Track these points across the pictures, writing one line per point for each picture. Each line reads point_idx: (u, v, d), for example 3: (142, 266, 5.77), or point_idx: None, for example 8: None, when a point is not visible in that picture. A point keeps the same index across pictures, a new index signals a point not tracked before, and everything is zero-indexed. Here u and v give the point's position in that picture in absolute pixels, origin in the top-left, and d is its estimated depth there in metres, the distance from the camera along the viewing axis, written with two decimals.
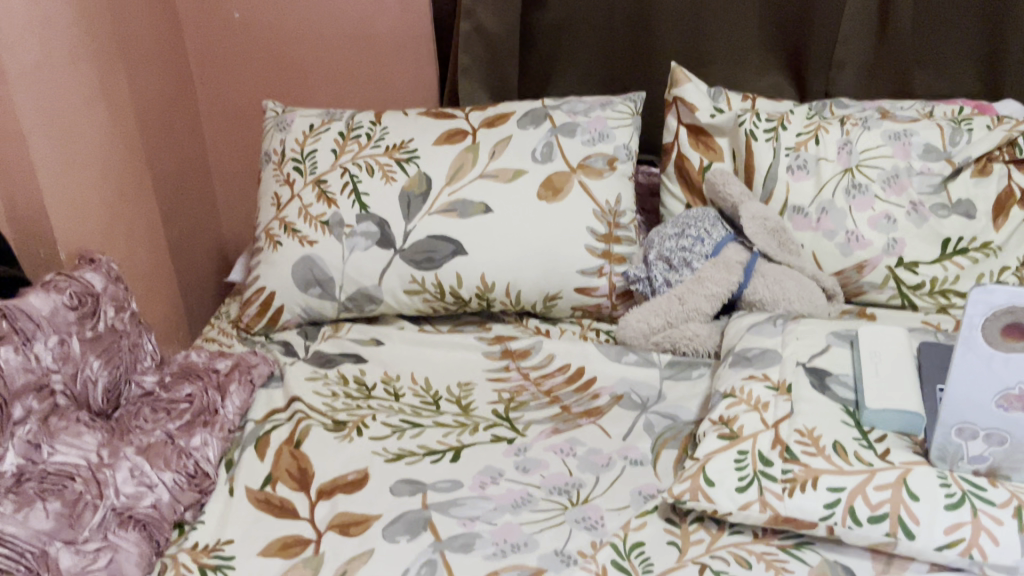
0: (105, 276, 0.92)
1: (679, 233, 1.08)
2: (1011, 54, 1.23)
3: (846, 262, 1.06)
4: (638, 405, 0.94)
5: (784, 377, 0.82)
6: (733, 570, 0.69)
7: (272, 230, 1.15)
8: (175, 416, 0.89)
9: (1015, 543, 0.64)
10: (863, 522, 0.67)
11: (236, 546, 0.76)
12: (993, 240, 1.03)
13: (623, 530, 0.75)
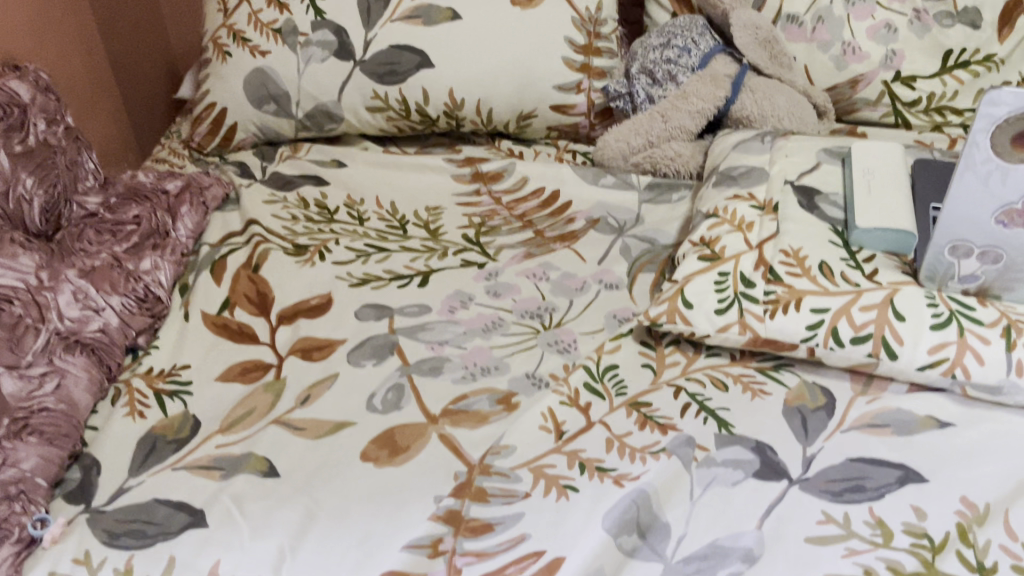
0: (33, 86, 0.84)
1: (665, 44, 1.00)
2: None
3: (840, 76, 0.99)
4: (615, 229, 0.89)
5: (771, 196, 0.77)
6: (709, 392, 0.67)
7: (220, 40, 1.06)
8: (122, 239, 0.83)
9: (1000, 363, 0.62)
10: (845, 344, 0.65)
11: (192, 372, 0.72)
12: (996, 52, 0.96)
13: (597, 354, 0.72)
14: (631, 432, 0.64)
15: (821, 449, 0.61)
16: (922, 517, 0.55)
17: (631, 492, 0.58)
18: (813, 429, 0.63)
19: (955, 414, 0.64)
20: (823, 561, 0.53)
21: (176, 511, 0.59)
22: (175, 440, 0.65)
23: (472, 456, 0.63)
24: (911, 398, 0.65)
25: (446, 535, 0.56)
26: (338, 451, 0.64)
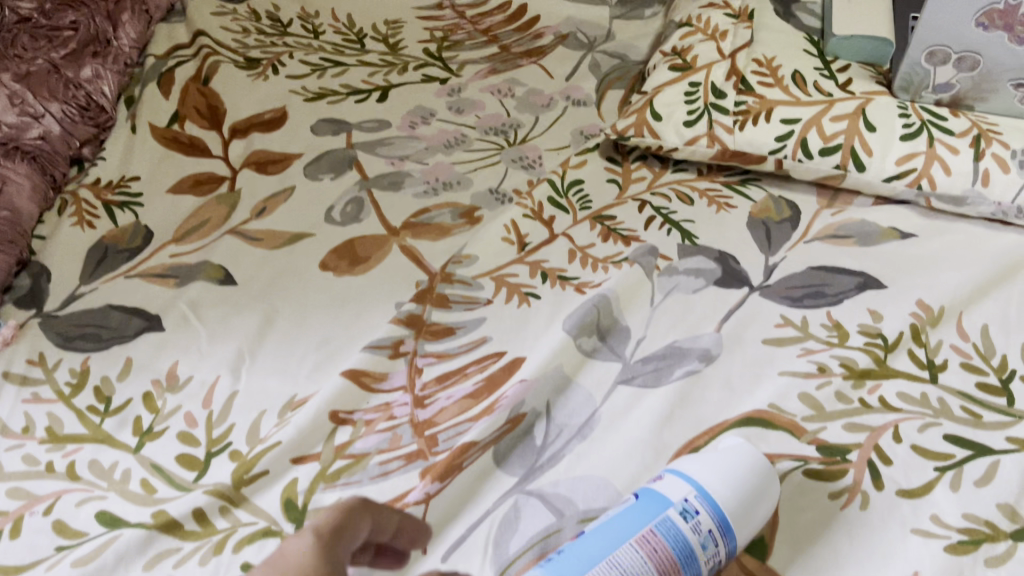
0: None
1: None
2: None
3: None
4: (585, 45, 0.85)
5: (747, 5, 0.74)
6: (674, 206, 0.66)
7: None
8: (59, 45, 0.78)
9: (967, 172, 0.61)
10: (814, 156, 0.64)
11: (143, 183, 0.69)
12: None
13: (562, 169, 0.70)
14: (594, 244, 0.63)
15: (784, 259, 0.61)
16: (878, 319, 0.56)
17: (592, 297, 0.58)
18: (776, 240, 0.63)
19: (917, 226, 0.64)
20: (779, 360, 0.54)
21: (131, 316, 0.58)
22: (127, 249, 0.63)
23: (432, 265, 0.62)
24: (876, 211, 0.65)
25: (407, 338, 0.56)
26: (296, 260, 0.62)
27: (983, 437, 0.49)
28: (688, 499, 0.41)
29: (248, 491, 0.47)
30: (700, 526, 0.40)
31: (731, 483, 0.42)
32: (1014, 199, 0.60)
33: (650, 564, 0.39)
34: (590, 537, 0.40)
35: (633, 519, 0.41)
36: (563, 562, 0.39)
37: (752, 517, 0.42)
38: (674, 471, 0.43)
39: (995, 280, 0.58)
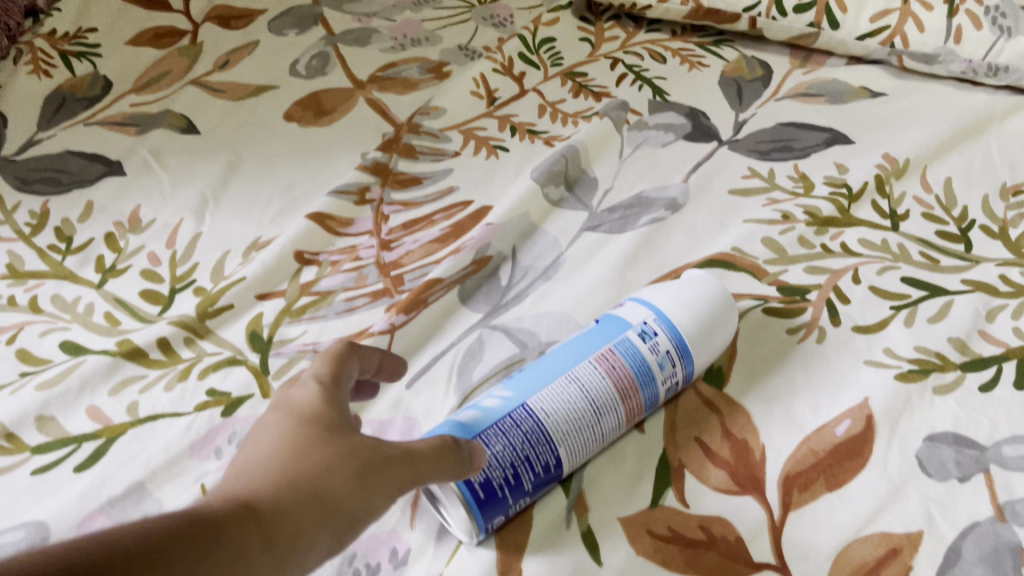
0: None
1: None
2: None
3: None
4: None
5: None
6: (647, 65, 0.66)
7: None
8: None
9: (939, 29, 0.61)
10: (788, 13, 0.64)
11: (101, 35, 0.67)
12: None
13: (534, 25, 0.69)
14: (565, 100, 0.62)
15: (754, 116, 0.61)
16: (844, 172, 0.56)
17: (562, 147, 0.58)
18: (748, 98, 0.63)
19: (888, 86, 0.63)
20: (744, 208, 0.54)
21: (91, 161, 0.57)
22: (86, 99, 0.62)
23: (398, 117, 0.61)
24: (847, 71, 0.65)
25: (373, 185, 0.55)
26: (260, 111, 0.61)
27: (939, 280, 0.49)
28: (647, 322, 0.42)
29: (213, 324, 0.47)
30: (657, 346, 0.41)
31: (690, 306, 0.42)
32: (984, 55, 0.60)
33: (607, 379, 0.40)
34: (550, 357, 0.41)
35: (592, 340, 0.42)
36: (523, 377, 0.40)
37: (711, 340, 0.43)
38: (635, 299, 0.44)
39: (961, 135, 0.58)
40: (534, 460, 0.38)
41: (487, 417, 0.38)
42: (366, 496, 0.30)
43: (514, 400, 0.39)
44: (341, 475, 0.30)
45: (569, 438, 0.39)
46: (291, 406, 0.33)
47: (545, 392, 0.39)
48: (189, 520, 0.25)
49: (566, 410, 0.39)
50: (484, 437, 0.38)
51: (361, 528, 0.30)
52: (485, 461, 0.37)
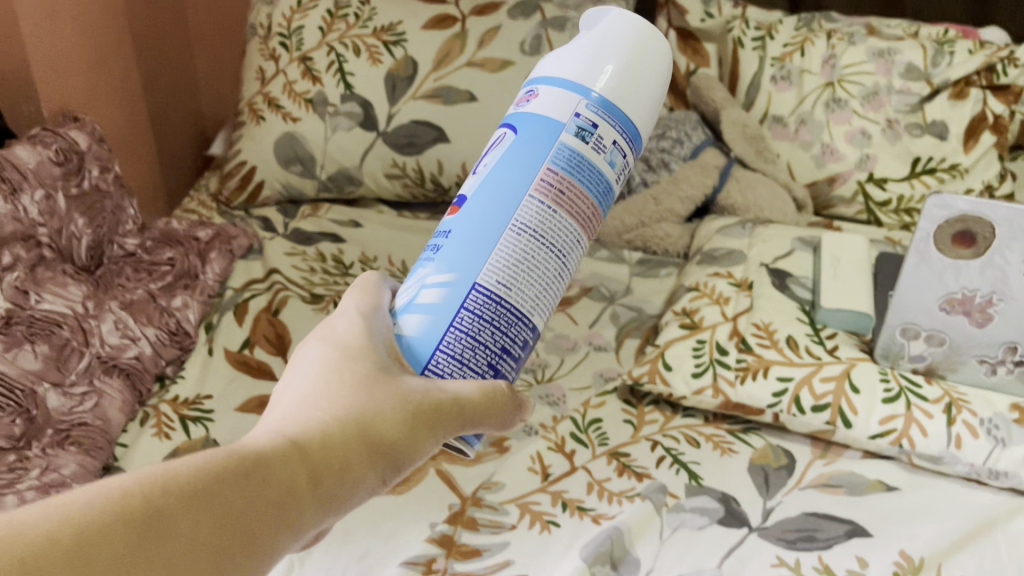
0: (90, 136, 0.94)
1: (661, 134, 1.07)
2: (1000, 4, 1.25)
3: (819, 174, 1.11)
4: (607, 297, 0.95)
5: (747, 276, 0.87)
6: (683, 448, 0.73)
7: (256, 105, 1.17)
8: (157, 278, 0.92)
9: (941, 435, 0.69)
10: (806, 411, 0.72)
11: (214, 401, 0.79)
12: (961, 162, 1.06)
13: (583, 407, 0.78)
14: (610, 478, 0.70)
15: (780, 503, 0.67)
16: (865, 565, 0.61)
17: (607, 527, 0.64)
18: (775, 484, 0.69)
19: (901, 480, 0.70)
20: None
21: None
22: None
23: (465, 490, 0.69)
24: (864, 464, 0.71)
25: (439, 556, 0.62)
26: None
27: None
28: (580, 114, 0.38)
29: None
30: (603, 141, 0.39)
31: (621, 68, 0.39)
32: (983, 461, 0.67)
33: (559, 212, 0.38)
34: (476, 201, 0.38)
35: (523, 165, 0.38)
36: (455, 252, 0.37)
37: (654, 91, 0.40)
38: (545, 80, 0.39)
39: (970, 535, 0.63)
40: (511, 343, 0.38)
41: (438, 319, 0.37)
42: (413, 439, 0.35)
43: (460, 283, 0.37)
44: (390, 419, 0.35)
45: (542, 303, 0.38)
46: (339, 339, 0.38)
47: (494, 265, 0.37)
48: (245, 460, 0.30)
49: (533, 276, 0.37)
50: (441, 346, 0.37)
51: (404, 464, 0.35)
52: (454, 370, 0.37)
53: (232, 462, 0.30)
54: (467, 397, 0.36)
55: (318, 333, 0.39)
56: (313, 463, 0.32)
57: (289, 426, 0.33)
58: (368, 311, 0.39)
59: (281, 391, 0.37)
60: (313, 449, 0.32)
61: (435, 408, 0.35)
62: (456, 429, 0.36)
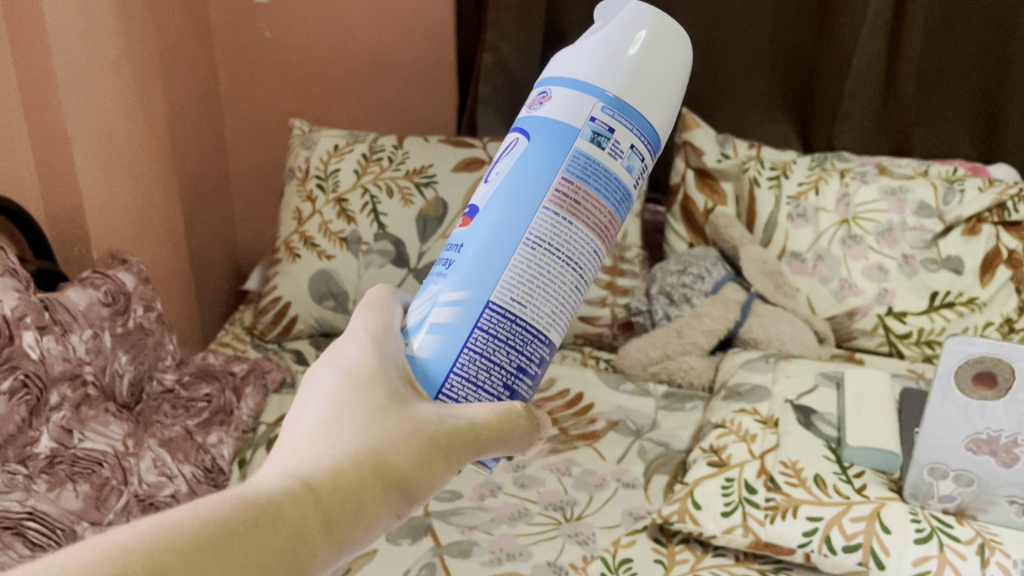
0: (136, 276, 0.98)
1: (681, 270, 1.14)
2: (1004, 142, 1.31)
3: (838, 308, 1.13)
4: (633, 432, 0.96)
5: (772, 412, 0.88)
6: None
7: (292, 243, 1.22)
8: (194, 414, 0.94)
9: None
10: (838, 552, 0.71)
11: None
12: (979, 296, 1.08)
13: (614, 547, 0.78)
14: None
15: None
16: None
17: None
18: None
19: None
20: None
21: None
22: None
23: None
24: None
25: None
26: None
27: None
28: (595, 118, 0.41)
29: None
30: (619, 145, 0.41)
31: (635, 67, 0.41)
32: None
33: (574, 222, 0.40)
34: (489, 213, 0.41)
35: (537, 175, 0.40)
36: (472, 268, 0.40)
37: (671, 84, 0.42)
38: (560, 83, 0.42)
39: None
40: (526, 355, 0.41)
41: (454, 335, 0.40)
42: (425, 468, 0.38)
43: (474, 301, 0.40)
44: (403, 450, 0.37)
45: (557, 316, 0.41)
46: (349, 370, 0.40)
47: (507, 283, 0.40)
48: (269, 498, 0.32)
49: (547, 291, 0.40)
50: (456, 367, 0.40)
51: (418, 493, 0.38)
52: (468, 391, 0.40)
53: (250, 501, 0.32)
54: (480, 423, 0.39)
55: (329, 360, 0.42)
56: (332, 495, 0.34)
57: (306, 457, 0.36)
58: (380, 333, 0.42)
59: (294, 420, 0.39)
60: (331, 485, 0.34)
61: (447, 437, 0.38)
62: (470, 455, 0.39)
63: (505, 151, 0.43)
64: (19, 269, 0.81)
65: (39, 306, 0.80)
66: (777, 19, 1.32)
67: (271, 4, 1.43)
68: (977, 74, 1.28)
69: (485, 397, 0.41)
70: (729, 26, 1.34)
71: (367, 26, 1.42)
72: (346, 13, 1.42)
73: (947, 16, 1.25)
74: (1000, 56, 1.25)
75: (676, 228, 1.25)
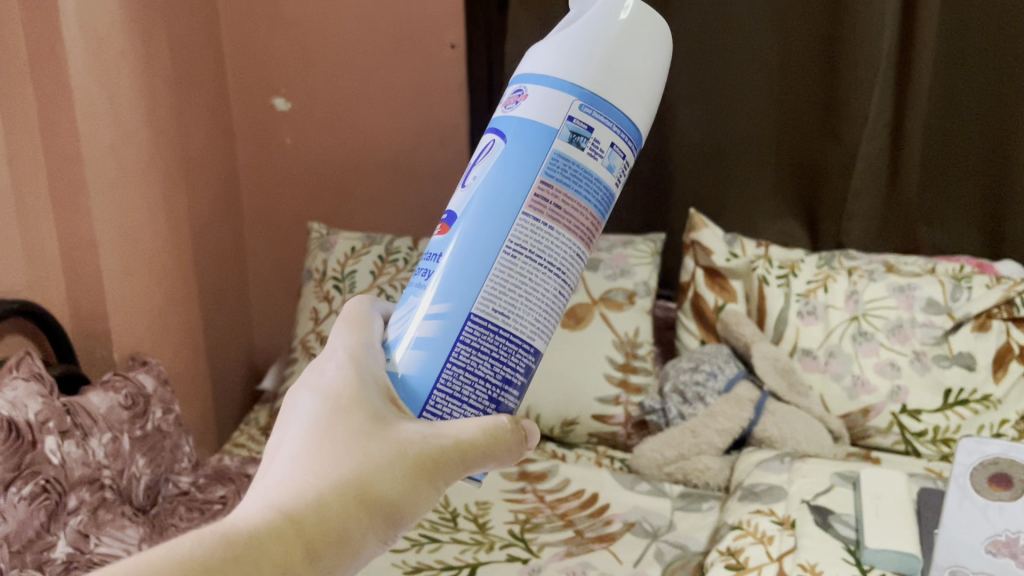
0: (156, 378, 1.00)
1: (694, 367, 1.15)
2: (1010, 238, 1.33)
3: (852, 405, 1.13)
4: (650, 533, 0.95)
5: (789, 513, 0.87)
6: None
7: (309, 343, 1.24)
8: (208, 517, 0.94)
9: None
10: None
11: None
12: (992, 392, 1.08)
13: None
14: None
15: None
16: None
17: None
18: None
19: None
20: None
21: None
22: None
23: None
24: None
25: None
26: None
27: None
28: (573, 116, 0.43)
29: None
30: (599, 144, 0.44)
31: (608, 63, 0.43)
32: None
33: (555, 227, 0.43)
34: (467, 223, 0.43)
35: (515, 182, 0.43)
36: (455, 275, 0.43)
37: (647, 74, 0.45)
38: (535, 80, 0.44)
39: None
40: (510, 362, 0.43)
41: (438, 343, 0.42)
42: (409, 490, 0.41)
43: (456, 314, 0.42)
44: (385, 474, 0.40)
45: (542, 322, 0.44)
46: (331, 392, 0.43)
47: (489, 293, 0.42)
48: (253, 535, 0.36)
49: (531, 298, 0.43)
50: (439, 383, 0.42)
51: (405, 510, 0.41)
52: (454, 407, 0.43)
53: (231, 537, 0.36)
54: (464, 440, 0.41)
55: (310, 381, 0.45)
56: (318, 526, 0.38)
57: (292, 482, 0.39)
58: (358, 350, 0.44)
59: (280, 442, 0.43)
60: (317, 517, 0.38)
61: (429, 457, 0.41)
62: (456, 471, 0.42)
63: (483, 153, 0.45)
64: (44, 373, 0.83)
65: (61, 410, 0.82)
66: (780, 123, 1.36)
67: (293, 112, 1.49)
68: (981, 172, 1.31)
69: (471, 410, 0.43)
70: (735, 130, 1.37)
71: (385, 132, 1.48)
72: (365, 120, 1.48)
73: (946, 120, 1.30)
74: (1001, 157, 1.29)
75: (687, 325, 1.26)
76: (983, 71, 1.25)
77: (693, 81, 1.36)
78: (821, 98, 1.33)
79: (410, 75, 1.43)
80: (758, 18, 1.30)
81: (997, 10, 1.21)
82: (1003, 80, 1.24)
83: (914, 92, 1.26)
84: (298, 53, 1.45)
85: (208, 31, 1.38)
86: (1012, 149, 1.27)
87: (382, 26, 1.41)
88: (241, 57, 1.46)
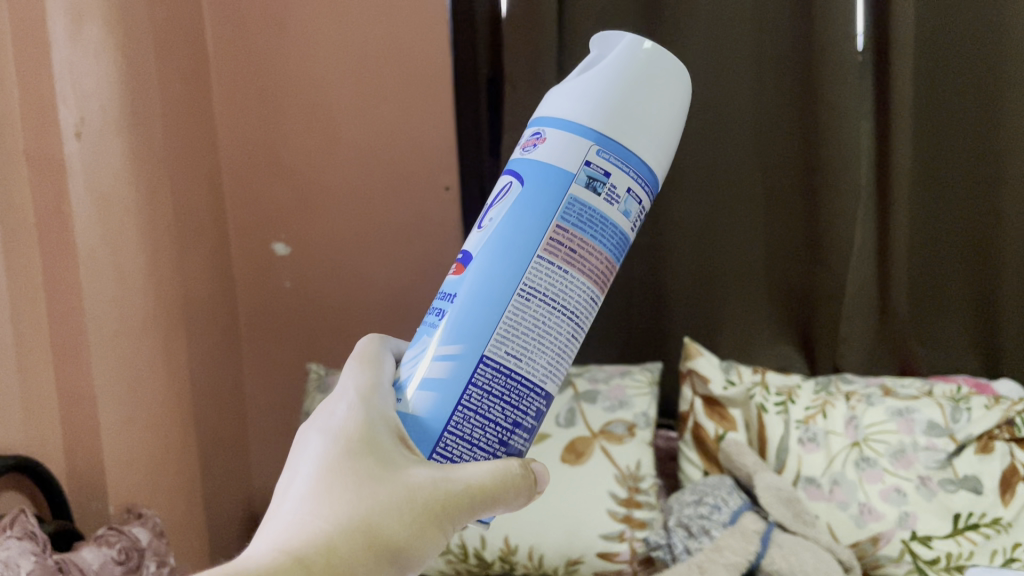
0: (150, 530, 0.99)
1: (698, 500, 1.14)
2: (1006, 355, 1.34)
3: (861, 534, 1.10)
4: None
5: None
6: None
7: None
8: None
9: None
10: None
11: None
12: (1002, 515, 1.06)
13: None
14: None
15: None
16: None
17: None
18: None
19: None
20: None
21: None
22: None
23: None
24: None
25: None
26: None
27: None
28: (590, 161, 0.47)
29: None
30: (616, 189, 0.47)
31: (625, 114, 0.47)
32: None
33: (570, 271, 0.46)
34: (482, 264, 0.46)
35: (532, 221, 0.46)
36: (469, 319, 0.45)
37: (662, 124, 0.48)
38: (554, 125, 0.48)
39: None
40: (520, 405, 0.46)
41: (451, 383, 0.45)
42: (418, 533, 0.43)
43: (470, 356, 0.45)
44: (392, 517, 0.43)
45: (553, 365, 0.46)
46: (342, 438, 0.45)
47: (503, 337, 0.45)
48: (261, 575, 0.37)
49: (543, 340, 0.46)
50: (450, 427, 0.45)
51: (413, 552, 0.43)
52: (466, 450, 0.45)
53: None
54: (474, 484, 0.43)
55: (322, 424, 0.48)
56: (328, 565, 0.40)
57: (302, 526, 0.41)
58: (368, 392, 0.47)
59: (293, 483, 0.45)
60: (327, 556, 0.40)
61: (439, 502, 0.43)
62: (465, 515, 0.44)
63: (501, 195, 0.48)
64: (37, 530, 0.82)
65: (53, 568, 0.81)
66: (769, 251, 1.39)
67: (292, 255, 1.52)
68: (969, 294, 1.34)
69: (482, 453, 0.46)
70: (726, 260, 1.40)
71: (383, 271, 1.51)
72: (362, 261, 1.51)
73: (929, 246, 1.33)
74: (986, 280, 1.32)
75: (688, 454, 1.25)
76: (959, 200, 1.30)
77: (681, 213, 1.39)
78: (805, 228, 1.36)
79: (406, 216, 1.48)
80: (739, 152, 1.35)
81: (963, 141, 1.27)
82: (978, 207, 1.29)
83: (893, 218, 1.30)
84: (297, 199, 1.50)
85: (210, 183, 1.43)
86: (996, 272, 1.30)
87: (378, 171, 1.47)
88: (242, 205, 1.52)
